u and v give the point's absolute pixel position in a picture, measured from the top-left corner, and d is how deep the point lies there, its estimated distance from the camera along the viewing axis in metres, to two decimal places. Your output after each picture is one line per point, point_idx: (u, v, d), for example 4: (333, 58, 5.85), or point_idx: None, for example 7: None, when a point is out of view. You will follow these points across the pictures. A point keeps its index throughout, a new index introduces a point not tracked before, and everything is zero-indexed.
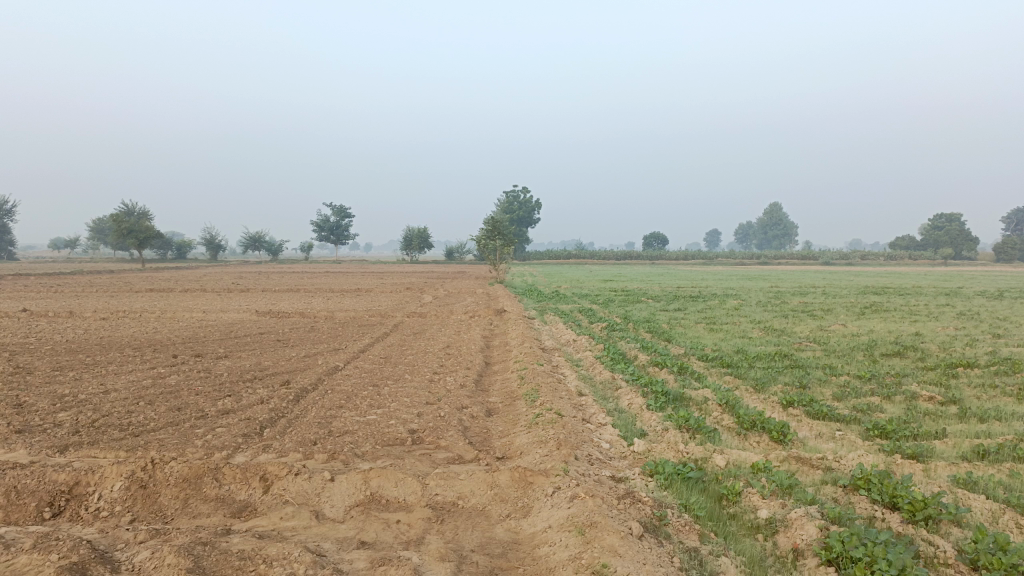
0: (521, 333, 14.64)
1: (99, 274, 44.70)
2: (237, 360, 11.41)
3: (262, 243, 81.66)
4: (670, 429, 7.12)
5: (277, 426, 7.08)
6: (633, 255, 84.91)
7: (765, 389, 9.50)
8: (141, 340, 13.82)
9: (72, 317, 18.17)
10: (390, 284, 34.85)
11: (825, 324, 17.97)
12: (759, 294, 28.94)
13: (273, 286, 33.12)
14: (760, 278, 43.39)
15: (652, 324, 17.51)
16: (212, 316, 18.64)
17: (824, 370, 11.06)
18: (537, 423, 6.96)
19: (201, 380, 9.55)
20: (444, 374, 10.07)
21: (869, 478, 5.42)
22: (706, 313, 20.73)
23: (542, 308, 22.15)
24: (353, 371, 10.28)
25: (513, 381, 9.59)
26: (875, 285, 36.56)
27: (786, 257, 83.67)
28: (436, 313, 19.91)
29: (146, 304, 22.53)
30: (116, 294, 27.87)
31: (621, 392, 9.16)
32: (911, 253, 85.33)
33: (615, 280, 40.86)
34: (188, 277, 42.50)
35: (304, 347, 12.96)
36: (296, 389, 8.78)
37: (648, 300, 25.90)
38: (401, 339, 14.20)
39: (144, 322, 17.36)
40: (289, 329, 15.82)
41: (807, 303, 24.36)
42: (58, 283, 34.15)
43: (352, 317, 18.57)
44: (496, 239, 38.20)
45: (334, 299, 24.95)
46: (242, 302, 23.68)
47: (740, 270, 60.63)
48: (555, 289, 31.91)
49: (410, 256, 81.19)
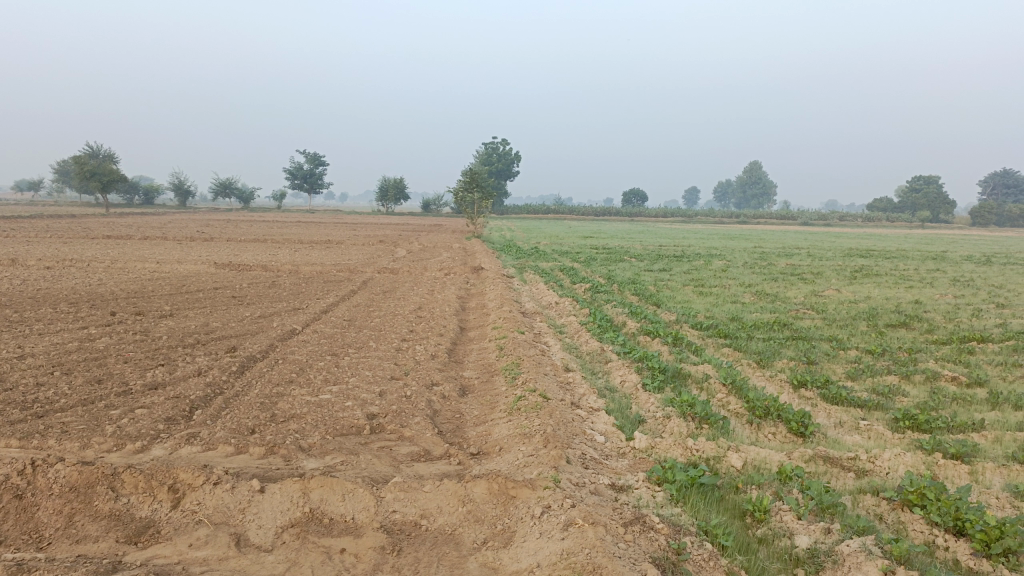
0: (500, 293, 13.54)
1: (59, 218, 42.66)
2: (182, 320, 10.19)
3: (232, 191, 79.24)
4: (673, 417, 6.12)
5: (209, 408, 5.95)
6: (612, 211, 83.81)
7: (770, 366, 8.52)
8: (81, 294, 12.50)
9: (12, 266, 16.72)
10: (364, 237, 33.51)
11: (819, 289, 17.05)
12: (744, 255, 28.01)
13: (240, 236, 31.59)
14: (744, 239, 42.39)
15: (638, 286, 16.51)
16: (166, 268, 17.24)
17: (830, 344, 10.13)
18: (519, 410, 5.91)
19: (136, 345, 8.35)
20: (414, 342, 8.97)
21: (922, 491, 4.45)
22: (693, 274, 19.78)
23: (521, 266, 21.00)
24: (310, 337, 9.12)
25: (491, 352, 8.51)
26: (859, 248, 35.83)
27: (766, 216, 83.03)
28: (408, 269, 18.73)
29: (100, 253, 21.05)
30: (71, 240, 26.26)
31: (611, 367, 8.14)
32: (889, 215, 85.13)
33: (595, 238, 39.79)
34: (152, 224, 40.82)
35: (262, 306, 11.77)
36: (241, 358, 7.63)
37: (630, 260, 24.87)
38: (369, 298, 13.04)
39: (91, 272, 15.97)
40: (249, 284, 14.57)
41: (795, 266, 23.42)
42: (14, 228, 32.25)
43: (320, 272, 17.33)
44: (474, 192, 36.83)
45: (303, 251, 23.63)
46: (202, 252, 22.25)
47: (721, 229, 59.73)
48: (536, 246, 30.72)
49: (385, 208, 79.36)
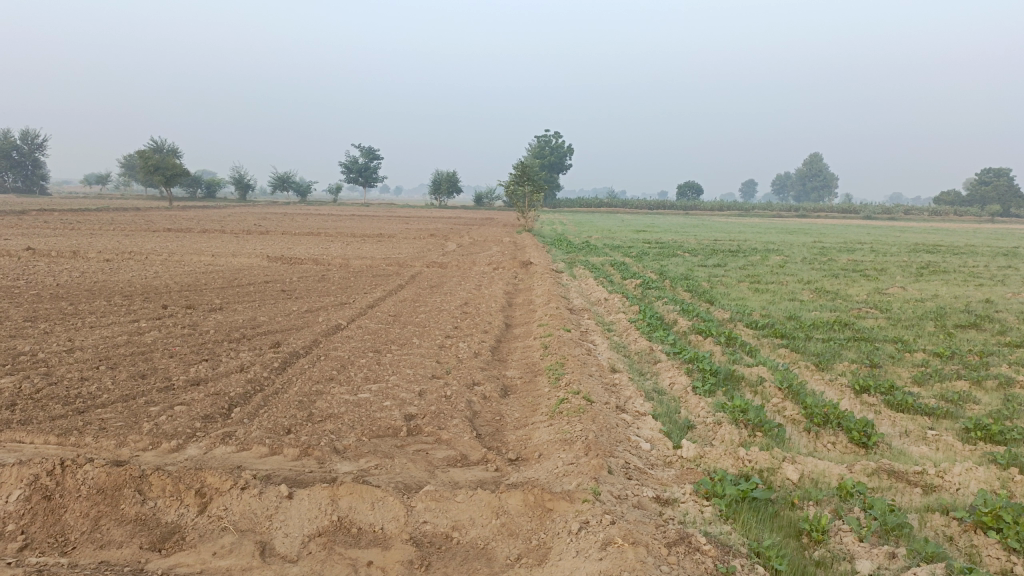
0: (548, 289, 13.28)
1: (124, 211, 44.03)
2: (230, 314, 10.23)
3: (289, 184, 80.64)
4: (724, 424, 5.80)
5: (247, 405, 5.88)
6: (665, 205, 82.56)
7: (829, 370, 8.10)
8: (136, 287, 12.71)
9: (74, 258, 17.17)
10: (415, 230, 33.58)
11: (882, 286, 16.33)
12: (803, 250, 27.12)
13: (294, 229, 32.04)
14: (803, 233, 41.17)
15: (691, 282, 16.07)
16: (219, 261, 17.48)
17: (894, 346, 9.61)
18: (561, 413, 5.68)
19: (182, 339, 8.38)
20: (458, 339, 8.81)
21: (998, 513, 4.07)
22: (749, 270, 19.19)
23: (571, 260, 20.71)
24: (354, 332, 9.03)
25: (536, 351, 8.28)
26: (925, 243, 34.43)
27: (826, 210, 80.73)
28: (457, 263, 18.64)
29: (158, 246, 21.52)
30: (133, 233, 26.97)
31: (661, 368, 7.83)
32: (957, 208, 81.89)
33: (648, 232, 39.18)
34: (210, 217, 41.74)
35: (309, 300, 11.77)
36: (284, 354, 7.58)
37: (683, 254, 24.32)
38: (416, 293, 12.94)
39: (148, 265, 16.29)
40: (298, 278, 14.64)
41: (857, 262, 22.55)
42: (80, 221, 33.28)
43: (369, 266, 17.35)
44: (525, 185, 36.58)
45: (354, 245, 23.76)
46: (256, 245, 22.55)
47: (779, 223, 58.27)
48: (587, 240, 30.35)
49: (438, 201, 79.74)
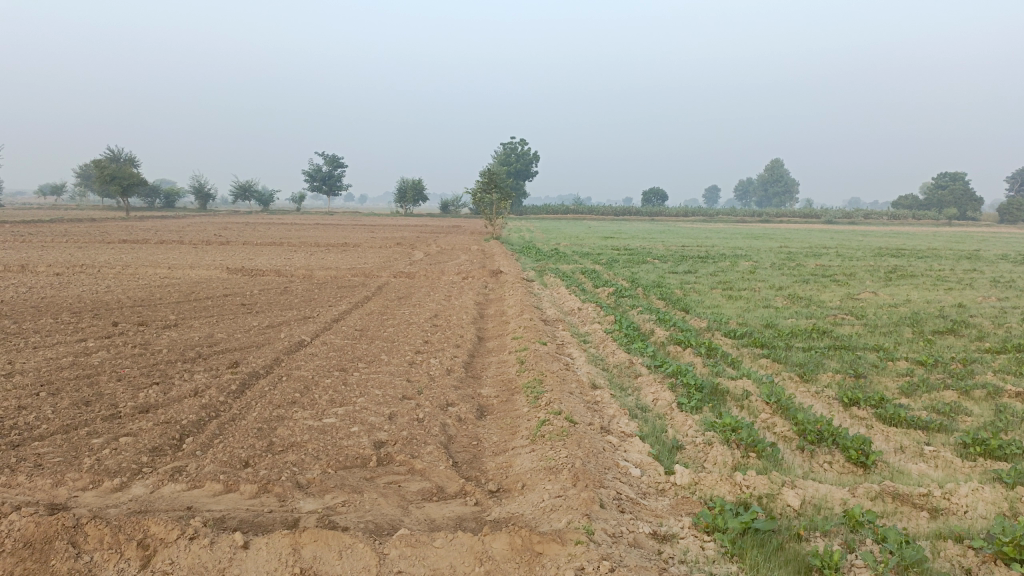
0: (520, 299, 12.89)
1: (79, 223, 42.69)
2: (186, 330, 9.65)
3: (252, 193, 79.27)
4: (716, 445, 5.46)
5: (201, 435, 5.38)
6: (631, 210, 82.88)
7: (815, 382, 7.83)
8: (86, 303, 12.04)
9: (22, 272, 16.35)
10: (381, 239, 33.00)
11: (854, 292, 16.24)
12: (771, 255, 27.17)
13: (256, 239, 31.29)
14: (769, 238, 41.38)
15: (664, 290, 15.82)
16: (177, 274, 16.78)
17: (876, 355, 9.40)
18: (543, 437, 5.28)
19: (133, 360, 7.80)
20: (429, 355, 8.37)
21: (1020, 542, 3.76)
22: (721, 277, 19.02)
23: (541, 269, 20.36)
24: (318, 349, 8.54)
25: (511, 367, 7.88)
26: (889, 246, 34.79)
27: (788, 214, 81.76)
28: (425, 273, 18.18)
29: (113, 258, 20.72)
30: (87, 245, 26.03)
31: (643, 382, 7.49)
32: (915, 212, 83.49)
33: (616, 238, 39.00)
34: (169, 227, 40.70)
35: (271, 314, 11.24)
36: (243, 375, 7.07)
37: (653, 261, 24.13)
38: (384, 305, 12.46)
39: (100, 279, 15.58)
40: (260, 291, 14.04)
41: (826, 267, 22.54)
42: (32, 233, 32.07)
43: (334, 277, 16.79)
44: (492, 193, 36.20)
45: (319, 255, 23.14)
46: (216, 256, 21.86)
47: (743, 228, 58.74)
48: (555, 247, 30.07)
49: (403, 209, 79.08)
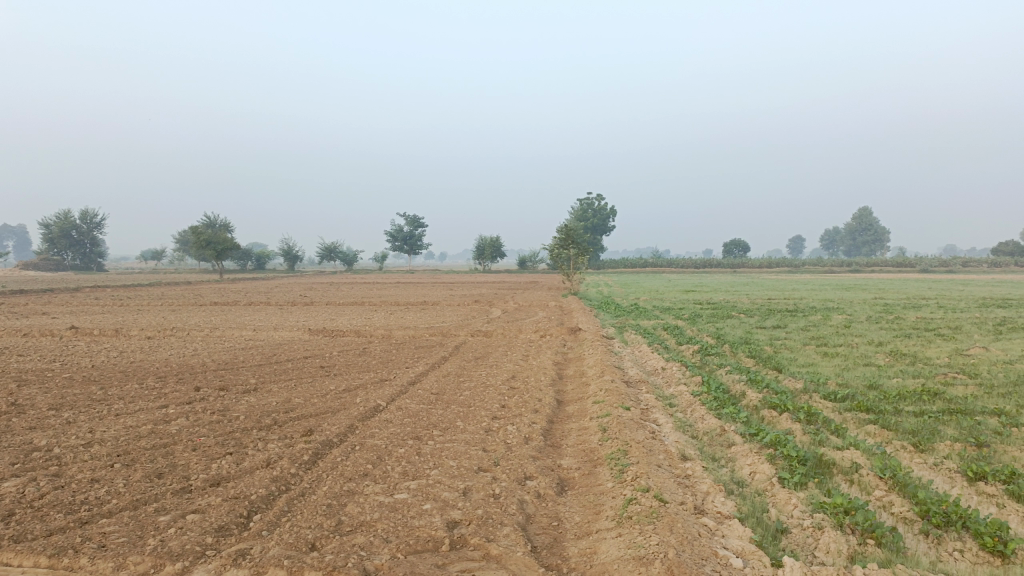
0: (600, 359, 12.42)
1: (175, 286, 44.61)
2: (264, 395, 9.60)
3: (336, 253, 81.63)
4: (828, 531, 4.87)
5: (268, 513, 5.14)
6: (712, 262, 81.26)
7: (931, 453, 7.06)
8: (171, 367, 12.25)
9: (116, 337, 16.91)
10: (459, 296, 33.09)
11: (963, 348, 15.06)
12: (865, 308, 25.78)
13: (338, 299, 31.90)
14: (860, 289, 39.50)
15: (753, 347, 15.05)
16: (261, 336, 17.04)
17: (998, 420, 8.48)
18: (631, 520, 4.82)
19: (209, 428, 7.73)
20: (506, 421, 7.99)
21: None
22: (812, 332, 18.05)
23: (621, 325, 19.83)
24: (393, 415, 8.29)
25: (593, 435, 7.42)
26: (994, 296, 32.58)
27: (880, 263, 78.52)
28: (502, 331, 17.92)
29: (201, 320, 21.30)
30: (179, 308, 27.04)
31: (737, 452, 6.92)
32: (1019, 258, 78.76)
33: (698, 292, 37.99)
34: (258, 288, 42.16)
35: (348, 377, 11.13)
36: (315, 445, 6.86)
37: (738, 315, 23.24)
38: (461, 366, 12.21)
39: (187, 342, 15.95)
40: (339, 352, 14.04)
41: (928, 320, 21.14)
42: (130, 297, 33.68)
43: (412, 337, 16.71)
44: (569, 248, 36.01)
45: (398, 314, 23.26)
46: (299, 317, 22.21)
47: (831, 279, 56.45)
48: (634, 302, 29.45)
49: (482, 266, 79.80)
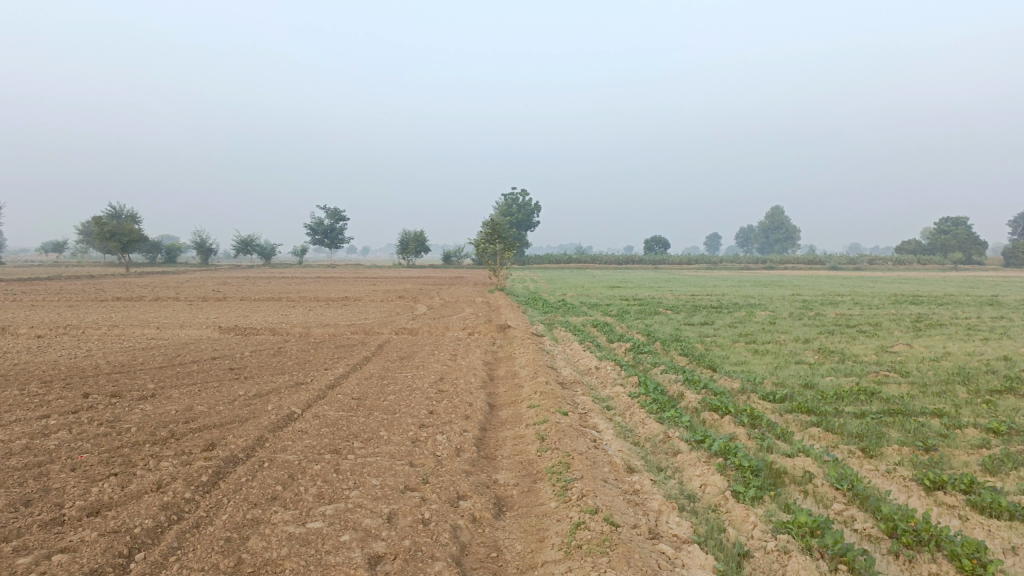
0: (532, 358, 11.84)
1: (77, 280, 41.81)
2: (163, 403, 8.61)
3: (253, 247, 78.84)
4: (796, 555, 4.43)
5: (154, 552, 4.31)
6: (635, 258, 82.26)
7: (881, 460, 6.77)
8: (59, 370, 11.01)
9: (1, 335, 15.33)
10: (382, 292, 32.04)
11: (887, 345, 15.17)
12: (785, 304, 26.18)
13: (253, 294, 30.42)
14: (779, 285, 40.39)
15: (684, 344, 14.78)
16: (166, 334, 15.76)
17: (939, 422, 8.32)
18: (581, 551, 4.24)
19: (94, 443, 6.75)
20: (435, 430, 7.31)
21: None
22: (740, 328, 18.03)
23: (550, 322, 19.39)
24: (309, 424, 7.49)
25: (530, 445, 6.83)
26: (904, 293, 33.79)
27: (793, 261, 81.10)
28: (429, 328, 17.17)
29: (101, 317, 19.73)
30: (78, 303, 25.12)
31: (684, 460, 6.47)
32: (920, 257, 82.68)
33: (622, 288, 37.90)
34: (168, 282, 39.97)
35: (260, 380, 10.21)
36: (217, 462, 6.03)
37: (665, 312, 23.15)
38: (385, 367, 11.42)
39: (82, 341, 14.56)
40: (252, 352, 13.02)
41: (848, 317, 21.49)
42: (26, 291, 31.27)
43: (332, 335, 15.78)
44: (496, 244, 35.46)
45: (318, 311, 22.18)
46: (209, 314, 20.88)
47: (749, 276, 57.95)
48: (562, 298, 29.17)
49: (406, 260, 78.45)
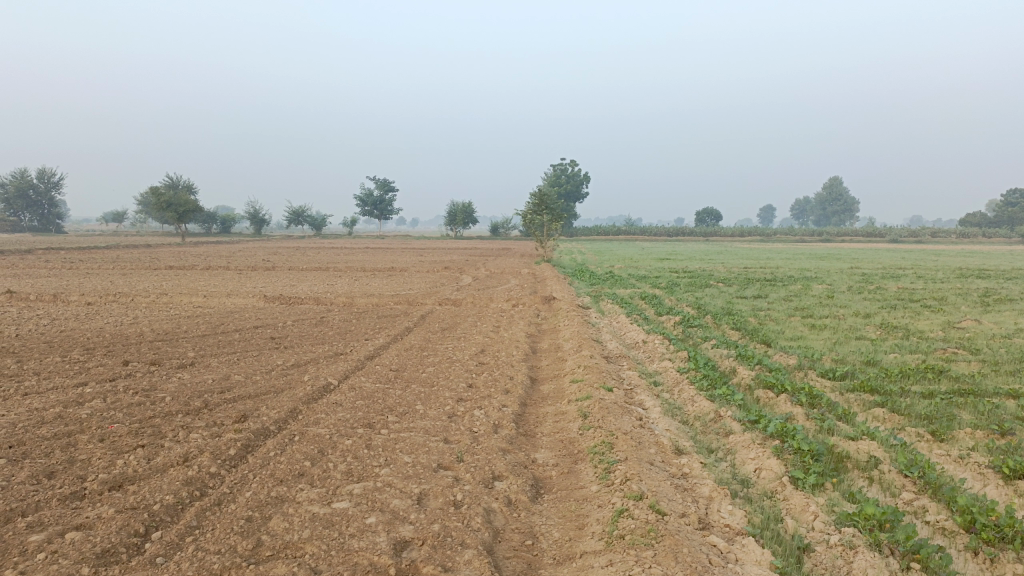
0: (577, 330, 11.45)
1: (133, 249, 42.63)
2: (200, 372, 8.50)
3: (304, 217, 79.66)
4: (863, 552, 4.00)
5: (172, 531, 4.10)
6: (685, 230, 80.75)
7: (953, 445, 6.24)
8: (103, 338, 11.02)
9: (53, 303, 15.55)
10: (429, 262, 31.88)
11: (954, 320, 14.33)
12: (843, 278, 25.20)
13: (301, 264, 30.55)
14: (835, 258, 39.04)
15: (736, 318, 14.20)
16: (212, 303, 15.78)
17: (1016, 403, 7.69)
18: (623, 542, 3.89)
19: (126, 413, 6.63)
20: (473, 404, 7.00)
21: None
22: (795, 302, 17.32)
23: (597, 294, 18.93)
24: (344, 397, 7.26)
25: (572, 422, 6.49)
26: (970, 267, 32.22)
27: (851, 233, 78.59)
28: (472, 299, 16.89)
29: (151, 285, 19.94)
30: (131, 272, 25.51)
31: (737, 442, 6.05)
32: (985, 230, 79.25)
33: (672, 260, 37.02)
34: (220, 252, 40.50)
35: (299, 350, 10.05)
36: (247, 435, 5.82)
37: (717, 285, 22.44)
38: (426, 339, 11.17)
39: (129, 309, 14.65)
40: (294, 322, 12.91)
41: (911, 291, 20.54)
42: (84, 259, 31.99)
43: (375, 306, 15.61)
44: (543, 214, 34.94)
45: (363, 281, 22.07)
46: (256, 283, 20.93)
47: (805, 248, 56.13)
48: (610, 270, 28.61)
49: (454, 231, 78.34)
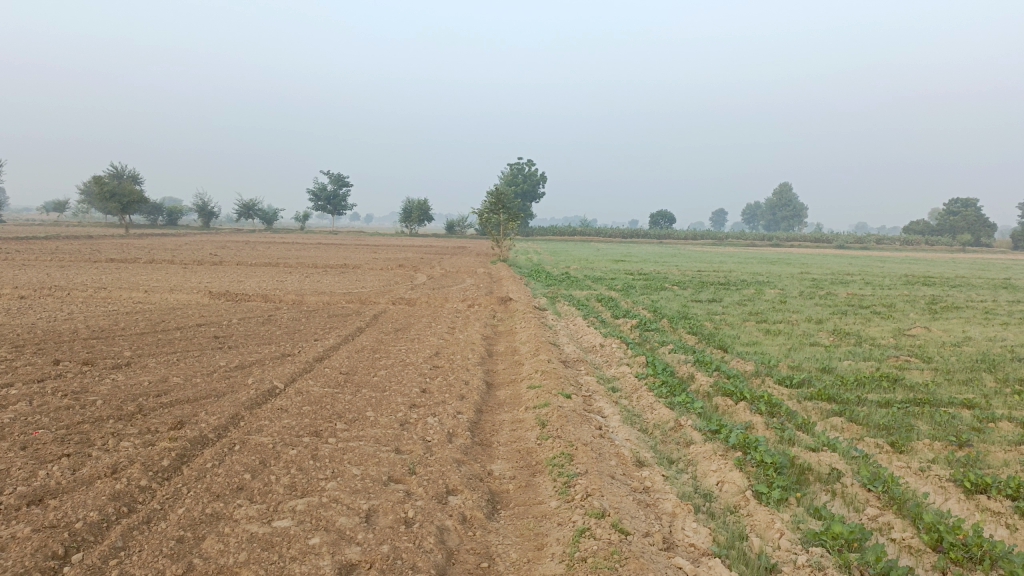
0: (533, 333, 11.22)
1: (74, 240, 41.02)
2: (136, 373, 8.03)
3: (255, 211, 78.00)
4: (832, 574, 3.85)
5: (94, 552, 3.73)
6: (640, 232, 81.37)
7: (913, 457, 6.17)
8: (35, 334, 10.41)
9: None
10: (383, 260, 31.37)
11: (904, 327, 14.50)
12: (794, 283, 25.49)
13: (251, 259, 29.78)
14: (786, 263, 39.64)
15: (693, 322, 14.15)
16: (155, 298, 15.13)
17: (970, 413, 7.70)
18: (585, 566, 3.66)
19: (53, 418, 6.17)
20: (426, 411, 6.71)
21: None
22: (749, 307, 17.40)
23: (553, 295, 18.75)
24: (290, 402, 6.91)
25: (529, 431, 6.25)
26: (915, 274, 32.96)
27: (800, 238, 80.13)
28: (427, 299, 16.54)
29: (90, 279, 19.10)
30: (70, 263, 24.48)
31: (698, 453, 5.88)
32: (927, 238, 81.60)
33: (627, 262, 37.11)
34: (166, 245, 39.26)
35: (245, 350, 9.62)
36: (183, 444, 5.44)
37: (672, 288, 22.49)
38: (378, 340, 10.83)
39: (65, 304, 13.93)
40: (241, 320, 12.42)
41: (861, 297, 20.84)
42: (20, 250, 30.66)
43: (327, 304, 15.16)
44: (499, 213, 34.65)
45: (315, 277, 21.53)
46: (203, 278, 20.23)
47: (755, 252, 57.02)
48: (565, 271, 28.49)
49: (409, 229, 77.59)
